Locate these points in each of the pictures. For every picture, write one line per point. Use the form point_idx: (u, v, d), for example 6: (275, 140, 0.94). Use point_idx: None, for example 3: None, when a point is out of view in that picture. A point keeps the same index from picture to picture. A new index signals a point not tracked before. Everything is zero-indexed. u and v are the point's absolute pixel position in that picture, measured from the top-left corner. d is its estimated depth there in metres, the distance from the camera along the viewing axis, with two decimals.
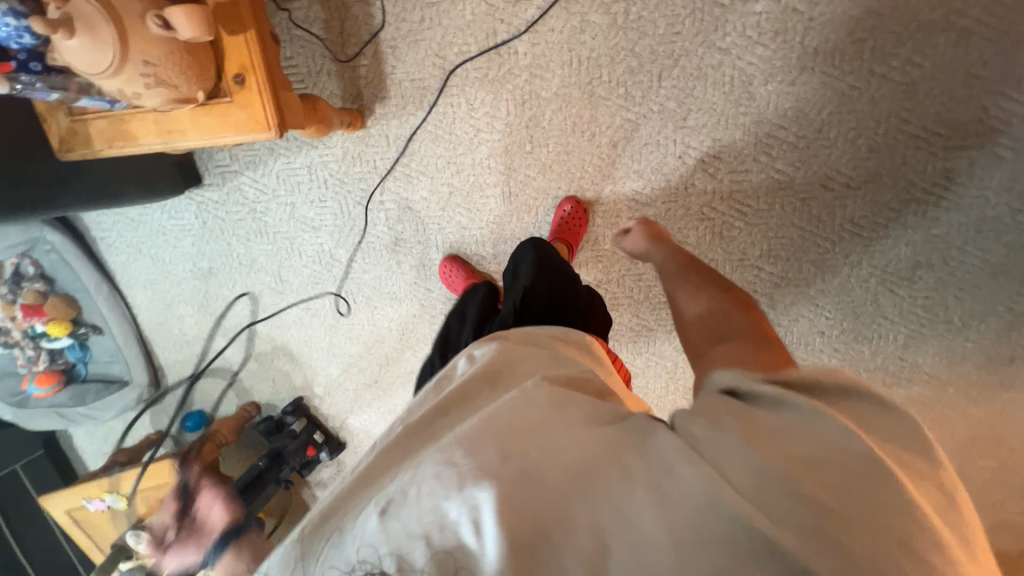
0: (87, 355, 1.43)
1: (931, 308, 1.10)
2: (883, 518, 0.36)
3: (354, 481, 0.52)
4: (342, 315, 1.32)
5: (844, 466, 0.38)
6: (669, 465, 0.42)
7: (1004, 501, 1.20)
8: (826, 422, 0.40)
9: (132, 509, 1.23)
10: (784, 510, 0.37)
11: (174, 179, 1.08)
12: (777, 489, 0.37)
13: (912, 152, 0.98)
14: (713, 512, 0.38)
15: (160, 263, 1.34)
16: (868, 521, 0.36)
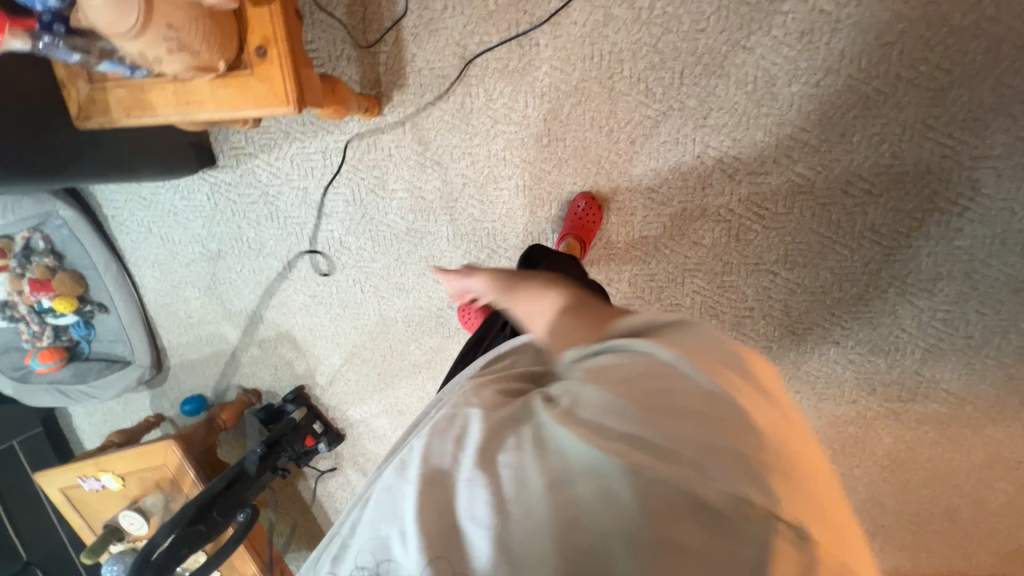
0: (91, 333, 1.43)
1: (952, 321, 1.07)
2: (720, 423, 0.40)
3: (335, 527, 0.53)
4: (348, 304, 1.31)
5: (659, 380, 0.43)
6: (541, 421, 0.46)
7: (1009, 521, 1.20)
8: (641, 351, 0.46)
9: (127, 491, 1.21)
10: (615, 426, 0.42)
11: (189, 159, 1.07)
12: (608, 412, 0.43)
13: (937, 160, 0.96)
14: (585, 462, 0.41)
15: (169, 244, 1.33)
16: (682, 419, 0.41)
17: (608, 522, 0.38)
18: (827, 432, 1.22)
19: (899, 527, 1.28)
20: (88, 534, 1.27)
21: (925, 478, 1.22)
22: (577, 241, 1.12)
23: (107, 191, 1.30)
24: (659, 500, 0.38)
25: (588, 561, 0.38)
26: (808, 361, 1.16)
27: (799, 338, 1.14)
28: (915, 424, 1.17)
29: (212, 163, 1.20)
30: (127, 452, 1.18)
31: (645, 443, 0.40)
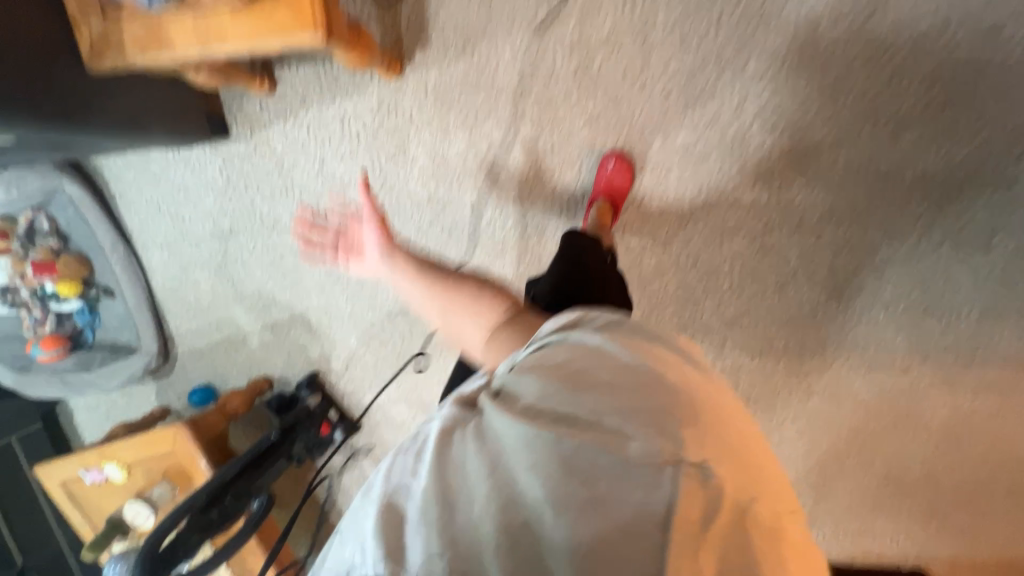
0: (96, 321, 1.35)
1: (1011, 279, 1.01)
2: (649, 389, 0.46)
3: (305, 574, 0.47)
4: (366, 281, 1.25)
5: (592, 364, 0.49)
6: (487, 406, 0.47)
7: None
8: (578, 341, 0.52)
9: (132, 482, 1.13)
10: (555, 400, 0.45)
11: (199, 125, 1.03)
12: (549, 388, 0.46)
13: (991, 103, 0.91)
14: (527, 433, 0.42)
15: (179, 222, 1.28)
16: (609, 391, 0.46)
17: (548, 484, 0.39)
18: (877, 405, 1.14)
19: (957, 509, 1.20)
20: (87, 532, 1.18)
21: (984, 453, 1.14)
22: (610, 204, 1.04)
23: (115, 168, 1.25)
24: (589, 461, 0.40)
25: (530, 526, 0.38)
26: (855, 327, 1.09)
27: (846, 302, 1.08)
28: (973, 393, 1.10)
29: (225, 134, 1.16)
30: (131, 439, 1.11)
31: (590, 410, 0.44)
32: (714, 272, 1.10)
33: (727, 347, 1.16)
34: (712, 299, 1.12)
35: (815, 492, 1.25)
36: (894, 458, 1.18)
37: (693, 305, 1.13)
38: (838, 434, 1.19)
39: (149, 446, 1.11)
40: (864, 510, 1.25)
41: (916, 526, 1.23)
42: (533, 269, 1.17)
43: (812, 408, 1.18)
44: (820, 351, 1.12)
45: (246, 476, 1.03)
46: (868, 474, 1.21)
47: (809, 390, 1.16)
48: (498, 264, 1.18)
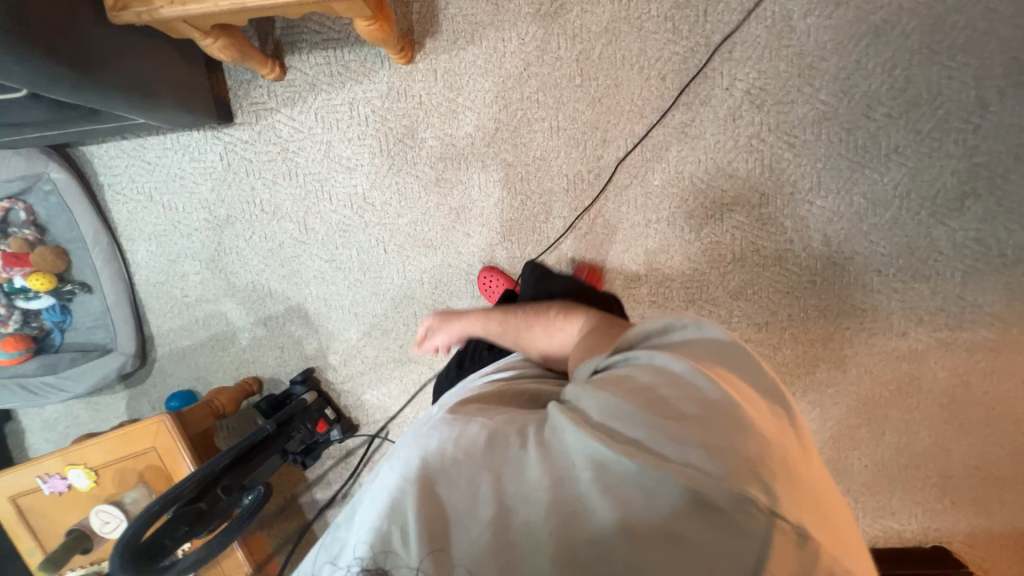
0: (66, 321, 1.26)
1: (984, 240, 1.09)
2: (738, 426, 0.44)
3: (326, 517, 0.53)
4: (369, 268, 1.22)
5: (672, 389, 0.47)
6: (552, 426, 0.49)
7: None
8: (652, 362, 0.51)
9: (101, 489, 1.00)
10: (629, 430, 0.45)
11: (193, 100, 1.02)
12: (623, 417, 0.46)
13: (946, 81, 1.03)
14: (593, 463, 0.44)
15: (172, 212, 1.23)
16: (691, 423, 0.45)
17: (611, 517, 0.42)
18: (880, 371, 1.17)
19: (969, 477, 1.20)
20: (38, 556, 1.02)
21: (986, 416, 1.17)
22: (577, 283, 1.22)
23: (107, 157, 1.21)
24: (668, 503, 0.42)
25: (593, 549, 0.42)
26: (852, 294, 1.14)
27: (841, 269, 1.13)
28: (967, 353, 1.14)
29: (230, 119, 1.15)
30: (104, 438, 0.99)
31: (669, 438, 0.44)
32: (716, 244, 1.14)
33: (734, 320, 1.18)
34: (716, 271, 1.15)
35: (831, 470, 1.24)
36: (901, 426, 1.20)
37: (698, 278, 1.16)
38: (848, 405, 1.20)
39: (125, 443, 0.99)
40: (880, 486, 1.24)
41: (933, 499, 1.23)
42: (541, 248, 1.18)
43: (820, 379, 1.19)
44: (822, 320, 1.16)
45: (237, 468, 0.93)
46: (880, 446, 1.21)
47: (815, 360, 1.18)
48: (506, 244, 1.18)
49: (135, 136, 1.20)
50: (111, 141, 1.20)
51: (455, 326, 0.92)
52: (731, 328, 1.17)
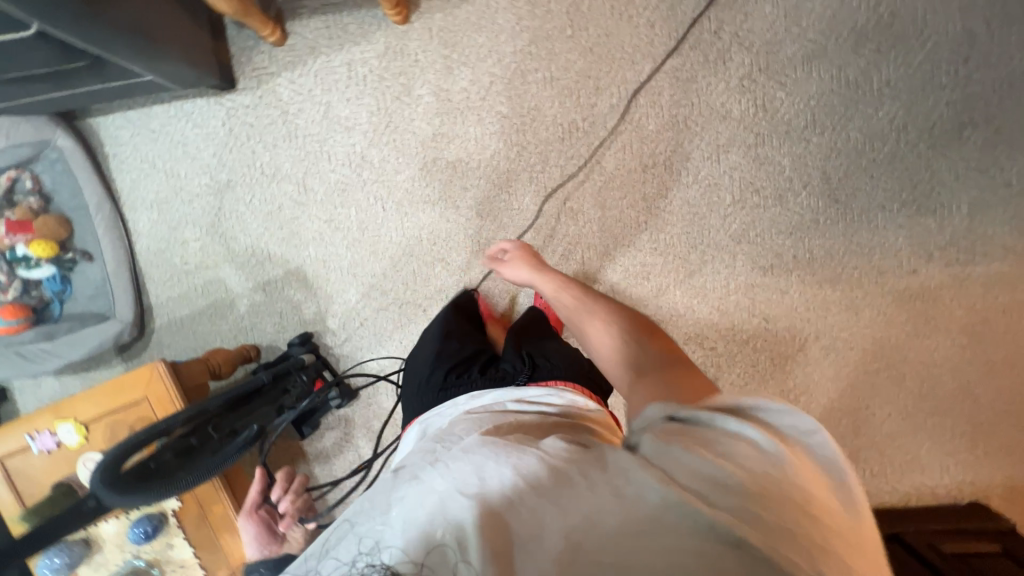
0: (66, 292, 1.25)
1: (987, 170, 1.08)
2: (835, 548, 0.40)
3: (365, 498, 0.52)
4: (368, 226, 1.22)
5: (769, 478, 0.42)
6: (627, 473, 0.45)
7: None
8: (748, 433, 0.45)
9: (90, 444, 0.96)
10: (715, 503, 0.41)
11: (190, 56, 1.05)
12: (710, 489, 0.42)
13: (931, 14, 1.05)
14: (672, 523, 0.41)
15: (174, 178, 1.25)
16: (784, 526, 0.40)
17: None
18: (893, 312, 1.14)
19: (1000, 423, 1.14)
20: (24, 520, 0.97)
21: (1009, 355, 1.12)
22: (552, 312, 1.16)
23: (113, 128, 1.25)
24: None
25: None
26: (858, 231, 1.12)
27: (844, 206, 1.12)
28: (983, 289, 1.11)
29: (231, 84, 1.19)
30: (96, 389, 0.97)
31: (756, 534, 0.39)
32: (714, 186, 1.14)
33: (738, 264, 1.15)
34: (717, 213, 1.14)
35: (853, 422, 1.18)
36: (922, 370, 1.15)
37: (699, 221, 1.15)
38: (863, 349, 1.15)
39: (117, 394, 0.96)
40: (906, 437, 1.17)
41: (964, 450, 1.16)
42: (540, 198, 1.18)
43: (832, 323, 1.15)
44: (829, 260, 1.13)
45: (230, 410, 0.89)
46: (902, 393, 1.16)
47: (826, 304, 1.15)
48: (504, 196, 1.18)
49: (141, 107, 1.23)
50: (117, 112, 1.24)
51: (523, 270, 0.91)
52: (736, 272, 1.15)
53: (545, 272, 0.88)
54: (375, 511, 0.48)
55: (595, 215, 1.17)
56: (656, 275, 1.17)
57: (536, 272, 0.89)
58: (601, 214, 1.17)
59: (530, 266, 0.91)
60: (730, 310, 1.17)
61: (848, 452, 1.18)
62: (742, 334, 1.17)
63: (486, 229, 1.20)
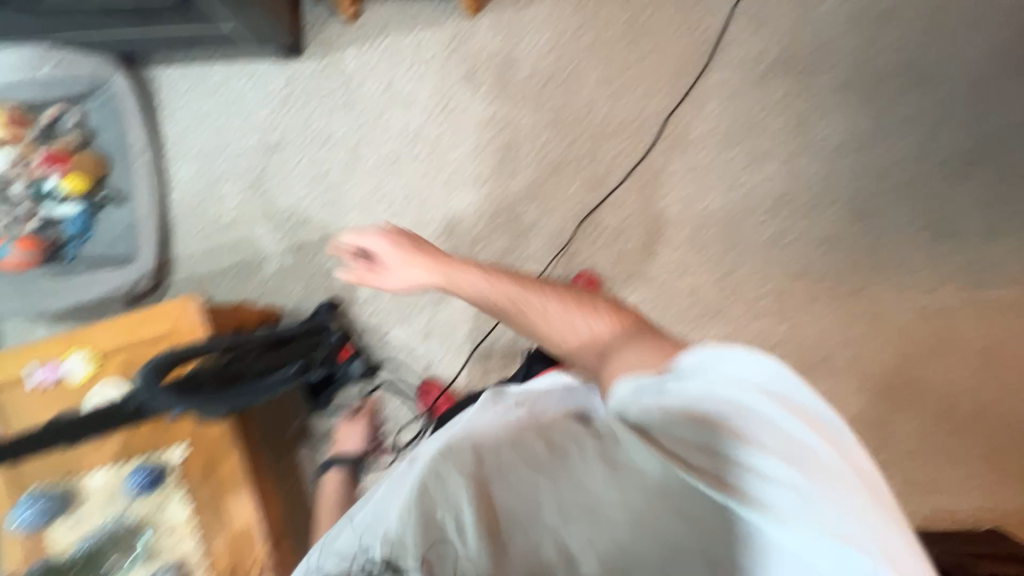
0: (87, 232, 1.20)
1: (996, 203, 1.18)
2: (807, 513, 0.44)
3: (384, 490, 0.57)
4: (413, 199, 1.23)
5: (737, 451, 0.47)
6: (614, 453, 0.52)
7: None
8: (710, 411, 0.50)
9: (101, 378, 0.89)
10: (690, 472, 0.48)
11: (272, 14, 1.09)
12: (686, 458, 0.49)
13: (945, 63, 1.19)
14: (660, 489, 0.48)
15: (223, 133, 1.25)
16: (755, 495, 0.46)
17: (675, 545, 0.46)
18: (914, 328, 1.18)
19: (1014, 448, 1.17)
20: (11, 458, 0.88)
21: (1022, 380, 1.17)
22: None
23: (170, 79, 1.26)
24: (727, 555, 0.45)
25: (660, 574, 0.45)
26: (882, 247, 1.19)
27: (870, 223, 1.19)
28: (995, 313, 1.17)
29: (299, 51, 1.23)
30: (118, 319, 0.91)
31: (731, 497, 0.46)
32: (751, 193, 1.20)
33: (770, 269, 1.20)
34: (752, 218, 1.20)
35: (875, 436, 1.18)
36: (941, 388, 1.18)
37: (735, 224, 1.20)
38: (886, 364, 1.19)
39: (141, 325, 0.90)
40: (927, 455, 1.18)
41: (982, 472, 1.17)
42: (586, 188, 1.22)
43: (857, 335, 1.19)
44: (855, 273, 1.19)
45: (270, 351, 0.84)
46: (923, 410, 1.18)
47: (852, 315, 1.19)
48: (551, 182, 1.22)
49: (203, 62, 1.25)
50: (178, 65, 1.26)
51: (404, 271, 0.82)
52: (768, 277, 1.19)
53: (452, 271, 0.80)
54: (389, 500, 0.52)
55: (636, 209, 1.21)
56: (691, 272, 1.20)
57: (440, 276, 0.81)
58: (643, 209, 1.21)
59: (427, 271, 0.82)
60: (762, 313, 1.20)
61: None
62: (772, 338, 1.19)
63: (530, 213, 1.22)
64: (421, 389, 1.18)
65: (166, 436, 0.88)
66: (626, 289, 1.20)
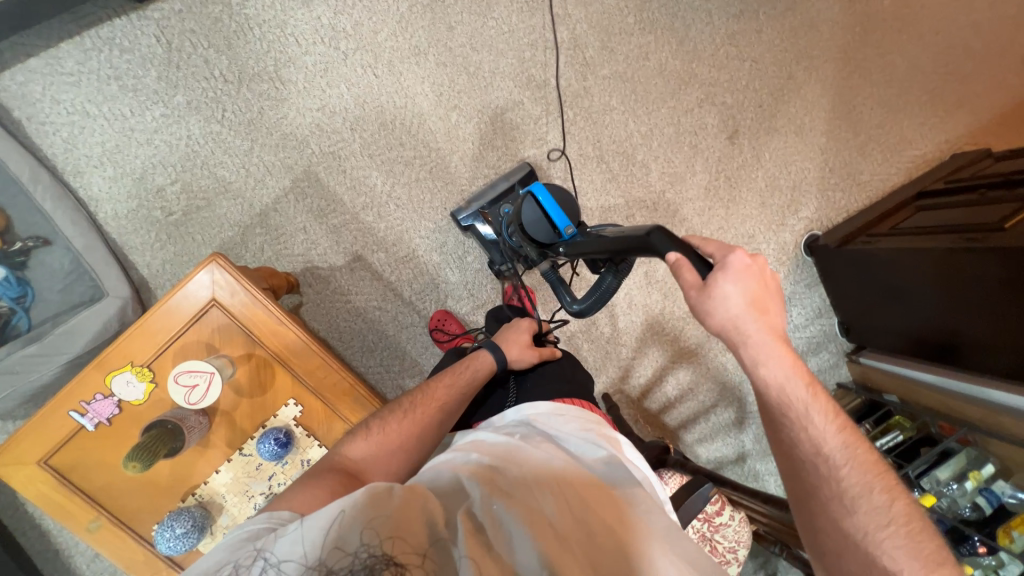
0: (28, 294, 0.96)
1: None
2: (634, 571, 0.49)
3: (495, 444, 0.63)
4: (364, 100, 1.13)
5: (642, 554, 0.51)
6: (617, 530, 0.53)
7: (1005, 25, 1.34)
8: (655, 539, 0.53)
9: (179, 398, 0.76)
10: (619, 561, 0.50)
11: None
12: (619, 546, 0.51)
13: None
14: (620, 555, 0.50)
15: (120, 122, 1.07)
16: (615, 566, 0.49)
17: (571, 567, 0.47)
18: (843, 20, 1.30)
19: (948, 81, 1.34)
20: (118, 502, 0.80)
21: (934, 25, 1.33)
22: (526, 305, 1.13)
23: (17, 86, 1.03)
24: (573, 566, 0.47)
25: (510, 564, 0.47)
26: None
27: None
28: None
29: None
30: (139, 322, 0.79)
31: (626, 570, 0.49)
32: None
33: (715, 19, 1.25)
34: None
35: (849, 124, 1.33)
36: (881, 61, 1.33)
37: None
38: (834, 60, 1.31)
39: (171, 312, 0.79)
40: (891, 121, 1.34)
41: (933, 114, 1.35)
42: (525, 14, 1.18)
43: (804, 47, 1.30)
44: None
45: (536, 248, 0.85)
46: (874, 86, 1.33)
47: (794, 30, 1.29)
48: (491, 22, 1.17)
49: (43, 49, 1.03)
50: (17, 64, 1.02)
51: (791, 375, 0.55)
52: (717, 27, 1.25)
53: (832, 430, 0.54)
54: (494, 445, 0.62)
55: (580, 15, 1.20)
56: (653, 51, 1.23)
57: (802, 371, 0.55)
58: (586, 12, 1.20)
59: (796, 371, 0.55)
60: (724, 63, 1.27)
61: (855, 152, 1.34)
62: (742, 80, 1.28)
63: (486, 61, 1.17)
64: (431, 326, 1.16)
65: (274, 398, 0.83)
66: (606, 94, 1.23)
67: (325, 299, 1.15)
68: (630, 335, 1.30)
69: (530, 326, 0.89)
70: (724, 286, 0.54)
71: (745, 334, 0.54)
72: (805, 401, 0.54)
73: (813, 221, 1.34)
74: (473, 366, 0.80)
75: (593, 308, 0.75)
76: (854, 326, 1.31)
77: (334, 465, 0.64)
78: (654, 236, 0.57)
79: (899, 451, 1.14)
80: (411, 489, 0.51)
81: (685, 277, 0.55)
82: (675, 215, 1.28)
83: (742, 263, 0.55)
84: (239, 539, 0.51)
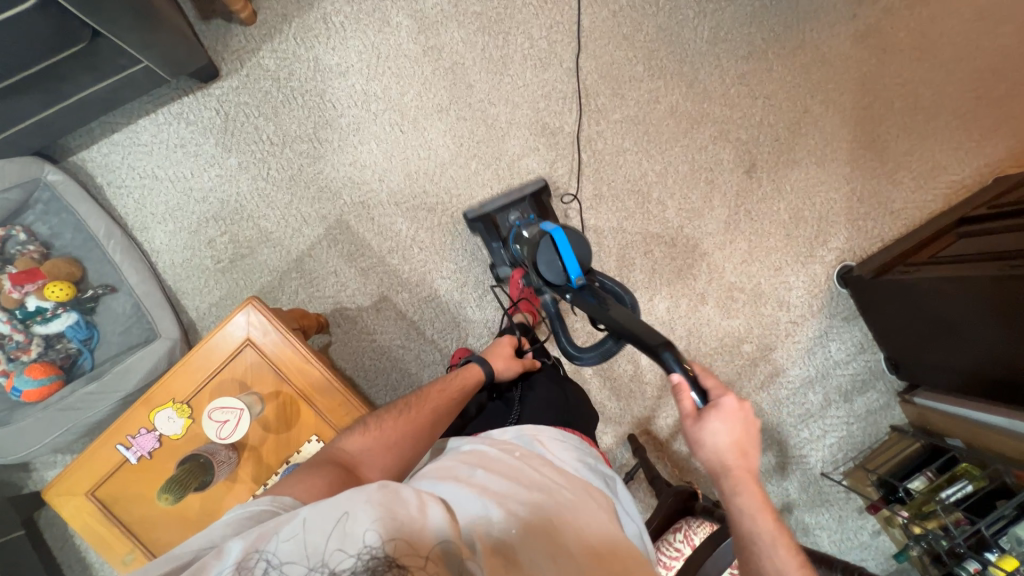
0: (93, 337, 1.09)
1: None
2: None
3: (505, 458, 0.65)
4: (390, 153, 1.23)
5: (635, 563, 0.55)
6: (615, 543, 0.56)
7: None
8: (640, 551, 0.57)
9: (212, 433, 0.80)
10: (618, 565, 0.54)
11: (184, 35, 1.06)
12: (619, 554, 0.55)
13: None
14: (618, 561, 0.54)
15: (181, 182, 1.21)
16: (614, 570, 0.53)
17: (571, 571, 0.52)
18: (856, 53, 1.31)
19: (979, 105, 1.30)
20: (151, 535, 0.83)
21: (957, 51, 1.31)
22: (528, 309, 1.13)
23: (101, 157, 1.20)
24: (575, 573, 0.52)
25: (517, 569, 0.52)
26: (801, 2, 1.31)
27: None
28: (909, 8, 1.31)
29: (216, 69, 1.20)
30: (182, 361, 0.86)
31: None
32: (676, 6, 1.29)
33: (724, 61, 1.29)
34: (686, 26, 1.29)
35: (874, 153, 1.30)
36: (902, 88, 1.31)
37: (675, 37, 1.29)
38: (852, 92, 1.31)
39: (207, 352, 0.86)
40: (919, 146, 1.30)
41: (966, 139, 1.30)
42: (539, 69, 1.27)
43: (818, 81, 1.30)
44: (789, 32, 1.30)
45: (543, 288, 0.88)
46: (898, 114, 1.31)
47: (805, 67, 1.31)
48: (507, 78, 1.26)
49: (124, 126, 1.20)
50: (102, 139, 1.20)
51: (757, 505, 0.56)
52: (726, 68, 1.29)
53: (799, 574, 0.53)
54: (501, 461, 0.64)
55: (591, 66, 1.28)
56: (664, 94, 1.28)
57: (770, 510, 0.56)
58: (596, 63, 1.28)
59: (766, 508, 0.57)
60: (736, 101, 1.29)
61: (884, 180, 1.30)
62: (755, 116, 1.29)
63: (503, 113, 1.26)
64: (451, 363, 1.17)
65: (298, 435, 0.86)
66: (618, 136, 1.27)
67: (352, 337, 1.21)
68: (654, 372, 1.26)
69: (512, 341, 0.93)
70: (713, 423, 0.56)
71: (725, 469, 0.57)
72: (771, 535, 0.55)
73: (845, 251, 1.29)
74: (463, 376, 0.83)
75: (586, 361, 0.78)
76: (904, 363, 1.21)
77: (330, 457, 0.68)
78: (663, 353, 0.58)
79: (971, 504, 1.00)
80: (422, 497, 0.53)
81: (682, 404, 0.58)
82: (694, 250, 1.27)
83: (733, 406, 0.57)
84: (240, 517, 0.55)
